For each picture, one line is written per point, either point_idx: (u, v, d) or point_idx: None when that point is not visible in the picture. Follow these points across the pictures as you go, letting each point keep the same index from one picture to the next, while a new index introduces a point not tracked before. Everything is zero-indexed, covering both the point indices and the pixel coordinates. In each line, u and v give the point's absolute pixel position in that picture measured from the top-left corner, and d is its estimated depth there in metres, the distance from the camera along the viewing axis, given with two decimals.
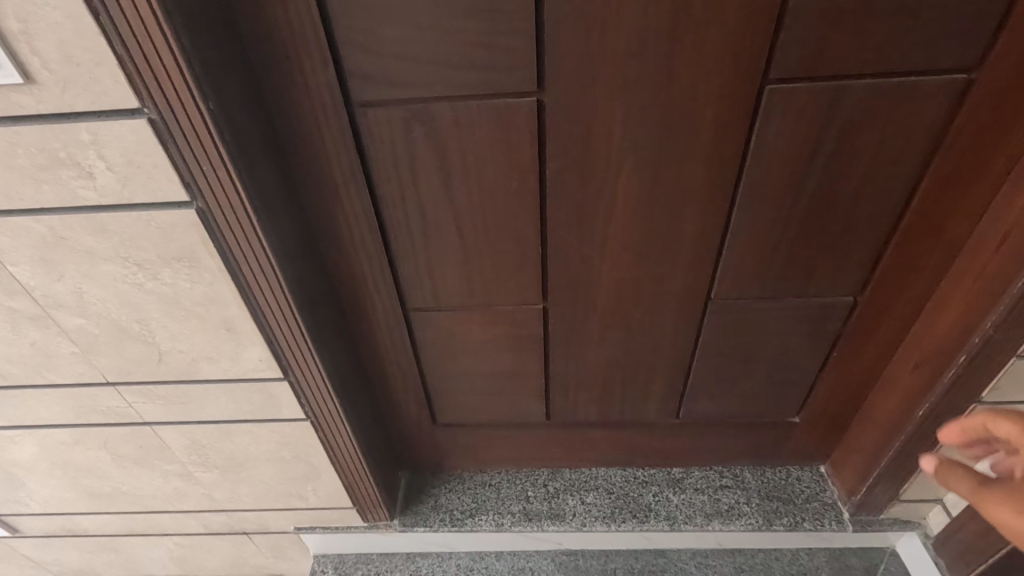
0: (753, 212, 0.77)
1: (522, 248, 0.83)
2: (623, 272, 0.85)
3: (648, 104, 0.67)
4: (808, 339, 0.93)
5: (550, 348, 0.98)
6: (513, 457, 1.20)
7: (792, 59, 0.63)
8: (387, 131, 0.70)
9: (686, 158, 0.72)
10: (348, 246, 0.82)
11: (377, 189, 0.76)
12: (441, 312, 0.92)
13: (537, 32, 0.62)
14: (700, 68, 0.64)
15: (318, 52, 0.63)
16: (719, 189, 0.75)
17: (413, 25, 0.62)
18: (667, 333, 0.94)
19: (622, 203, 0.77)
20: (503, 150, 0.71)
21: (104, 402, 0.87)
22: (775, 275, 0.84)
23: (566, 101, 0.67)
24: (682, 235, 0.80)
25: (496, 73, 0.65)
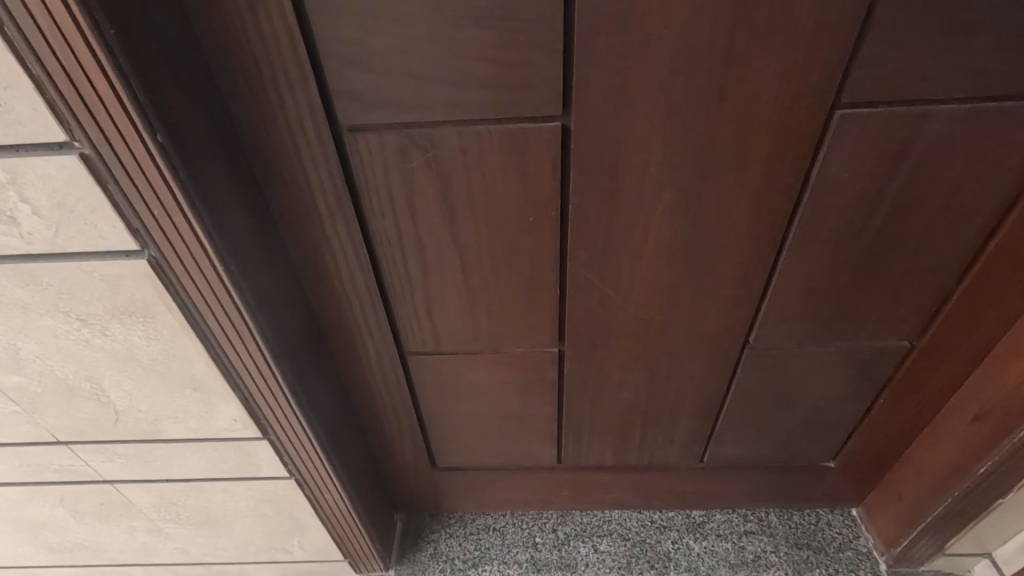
0: (805, 252, 0.66)
1: (537, 290, 0.72)
2: (651, 315, 0.74)
3: (692, 130, 0.56)
4: (854, 385, 0.83)
5: (564, 393, 0.87)
6: (519, 500, 1.09)
7: (871, 80, 0.52)
8: (380, 160, 0.59)
9: (734, 192, 0.61)
10: (335, 287, 0.71)
11: (369, 224, 0.65)
12: (442, 356, 0.81)
13: (564, 44, 0.51)
14: (759, 89, 0.53)
15: (295, 67, 0.52)
16: (770, 227, 0.64)
17: (411, 35, 0.50)
18: (696, 379, 0.84)
19: (655, 241, 0.66)
20: (517, 182, 0.60)
21: (56, 461, 0.76)
22: (824, 319, 0.74)
23: (595, 127, 0.56)
24: (722, 277, 0.69)
25: (511, 93, 0.54)
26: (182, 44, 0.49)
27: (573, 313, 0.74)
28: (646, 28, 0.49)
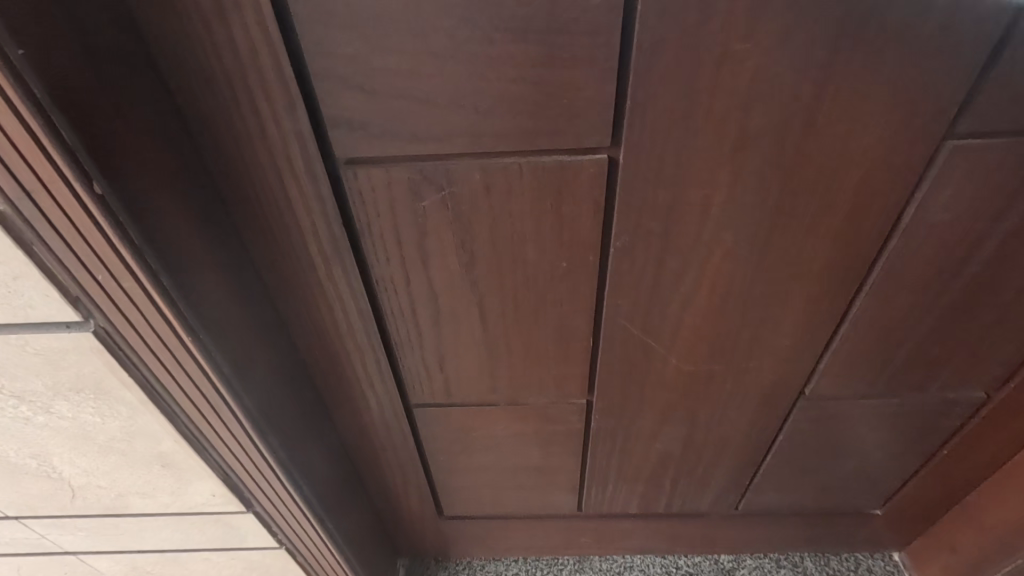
0: (884, 300, 0.57)
1: (567, 341, 0.61)
2: (697, 366, 0.65)
3: (768, 164, 0.46)
4: (916, 435, 0.74)
5: (591, 444, 0.77)
6: (533, 545, 1.00)
7: (998, 107, 0.42)
8: (384, 198, 0.48)
9: (810, 235, 0.51)
10: (331, 338, 0.61)
11: (371, 272, 0.54)
12: (453, 409, 0.71)
13: (620, 61, 0.40)
14: (856, 116, 0.43)
15: (279, 89, 0.41)
16: (847, 273, 0.54)
17: (426, 49, 0.39)
18: (740, 429, 0.74)
19: (709, 289, 0.56)
20: (552, 224, 0.50)
21: (8, 534, 0.65)
22: (893, 369, 0.64)
23: (650, 160, 0.46)
24: (782, 327, 0.60)
25: (549, 121, 0.43)
26: (128, 67, 0.38)
27: (607, 365, 0.64)
28: (725, 39, 0.39)
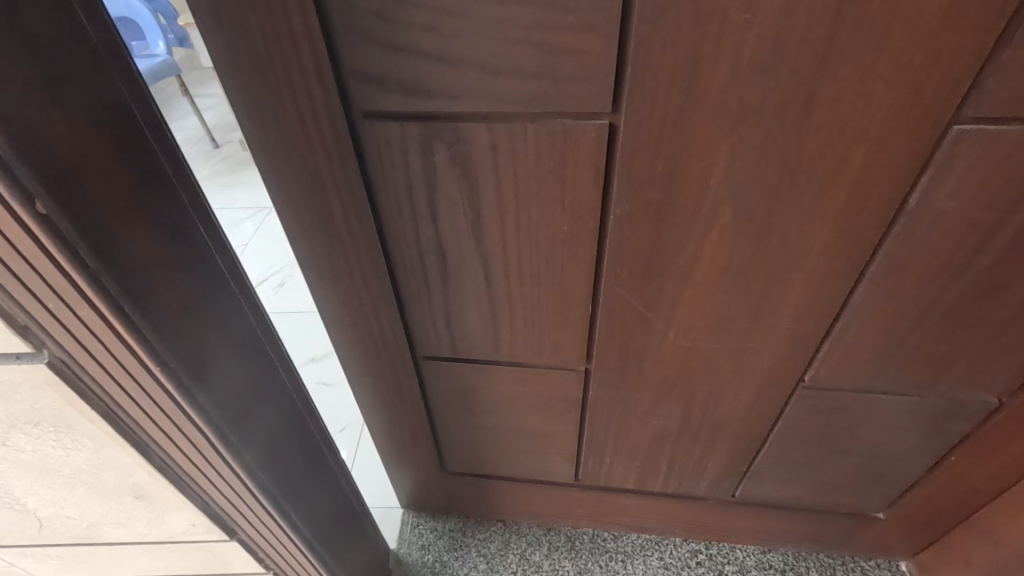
0: (887, 289, 0.56)
1: (565, 312, 0.64)
2: (694, 344, 0.65)
3: (769, 139, 0.46)
4: (921, 437, 0.73)
5: (589, 417, 0.79)
6: (534, 512, 1.03)
7: (1011, 89, 0.41)
8: (397, 154, 0.51)
9: (809, 214, 0.51)
10: (346, 283, 0.64)
11: (383, 225, 0.58)
12: (458, 366, 0.74)
13: (621, 25, 0.41)
14: (861, 91, 0.43)
15: (299, 39, 0.44)
16: (849, 257, 0.54)
17: (439, 10, 0.42)
18: (739, 414, 0.74)
19: (707, 265, 0.57)
20: (551, 189, 0.52)
21: None
22: (897, 364, 0.63)
23: (649, 127, 0.47)
24: (781, 310, 0.60)
25: (555, 85, 0.45)
26: (95, 71, 0.33)
27: (604, 337, 0.66)
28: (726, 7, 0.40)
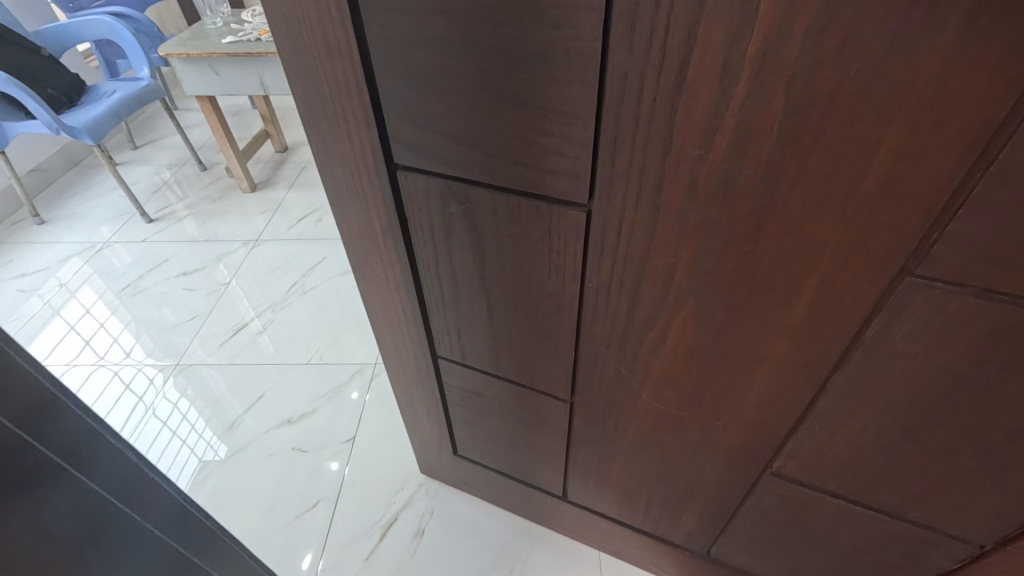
0: (847, 409, 0.57)
1: (550, 347, 0.73)
2: (667, 408, 0.70)
3: (724, 252, 0.51)
4: (897, 559, 0.70)
5: (572, 441, 0.88)
6: (529, 507, 1.14)
7: (960, 258, 0.41)
8: (423, 197, 0.64)
9: (767, 322, 0.54)
10: (385, 283, 0.79)
11: (414, 246, 0.71)
12: (466, 368, 0.87)
13: (595, 140, 0.49)
14: (809, 230, 0.46)
15: (361, 110, 0.58)
16: (809, 368, 0.56)
17: (456, 104, 0.53)
18: (710, 480, 0.78)
19: (677, 345, 0.62)
20: (536, 248, 0.61)
21: None
22: (864, 479, 0.63)
23: (620, 220, 0.54)
24: (744, 399, 0.63)
25: (543, 174, 0.54)
26: None
27: (586, 378, 0.74)
28: (683, 141, 0.45)
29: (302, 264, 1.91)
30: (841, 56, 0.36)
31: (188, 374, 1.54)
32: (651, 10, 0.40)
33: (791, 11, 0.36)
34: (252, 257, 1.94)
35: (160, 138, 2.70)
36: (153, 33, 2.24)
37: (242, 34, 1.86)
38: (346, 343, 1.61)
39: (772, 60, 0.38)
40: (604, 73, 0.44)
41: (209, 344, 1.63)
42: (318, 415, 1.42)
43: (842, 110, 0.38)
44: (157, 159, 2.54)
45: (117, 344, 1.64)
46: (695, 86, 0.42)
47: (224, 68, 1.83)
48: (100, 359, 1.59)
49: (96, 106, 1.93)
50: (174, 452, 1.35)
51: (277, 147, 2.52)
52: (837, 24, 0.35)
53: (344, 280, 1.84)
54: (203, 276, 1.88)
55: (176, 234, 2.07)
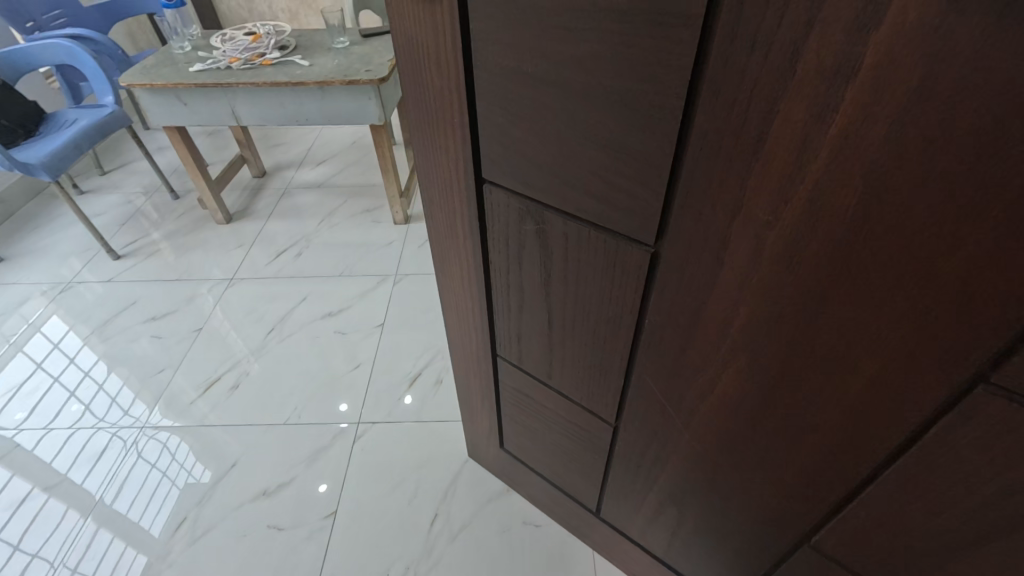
0: (898, 497, 0.55)
1: (602, 370, 0.82)
2: (702, 444, 0.76)
3: (785, 316, 0.53)
4: None
5: (611, 461, 0.99)
6: (566, 501, 1.26)
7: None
8: (505, 209, 0.73)
9: (822, 392, 0.55)
10: (459, 279, 0.92)
11: (489, 252, 0.81)
12: (521, 371, 1.00)
13: (667, 190, 0.54)
14: (872, 314, 0.46)
15: (461, 127, 0.67)
16: (860, 447, 0.55)
17: (540, 135, 0.60)
18: (745, 525, 0.80)
19: (726, 389, 0.65)
20: (600, 278, 0.69)
21: None
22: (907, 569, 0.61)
23: (682, 265, 0.58)
24: (791, 458, 0.64)
25: (614, 215, 0.60)
26: None
27: (632, 402, 0.82)
28: (755, 199, 0.48)
29: (281, 306, 2.02)
30: (927, 151, 0.36)
31: (172, 412, 1.72)
32: (737, 79, 0.42)
33: (866, 113, 0.38)
34: (226, 296, 2.07)
35: (129, 162, 2.81)
36: (117, 54, 2.32)
37: (210, 62, 1.89)
38: (331, 399, 1.71)
39: (852, 141, 0.39)
40: (681, 137, 0.49)
41: (192, 389, 1.77)
42: (294, 484, 1.51)
43: (917, 201, 0.39)
44: (126, 186, 2.64)
45: (94, 382, 1.82)
46: (772, 152, 0.44)
47: (193, 100, 1.89)
48: (75, 398, 1.78)
49: (61, 137, 2.05)
50: (159, 489, 1.53)
51: (255, 171, 2.62)
52: (922, 117, 0.35)
53: (323, 323, 1.94)
54: (166, 323, 2.00)
55: (146, 270, 2.21)
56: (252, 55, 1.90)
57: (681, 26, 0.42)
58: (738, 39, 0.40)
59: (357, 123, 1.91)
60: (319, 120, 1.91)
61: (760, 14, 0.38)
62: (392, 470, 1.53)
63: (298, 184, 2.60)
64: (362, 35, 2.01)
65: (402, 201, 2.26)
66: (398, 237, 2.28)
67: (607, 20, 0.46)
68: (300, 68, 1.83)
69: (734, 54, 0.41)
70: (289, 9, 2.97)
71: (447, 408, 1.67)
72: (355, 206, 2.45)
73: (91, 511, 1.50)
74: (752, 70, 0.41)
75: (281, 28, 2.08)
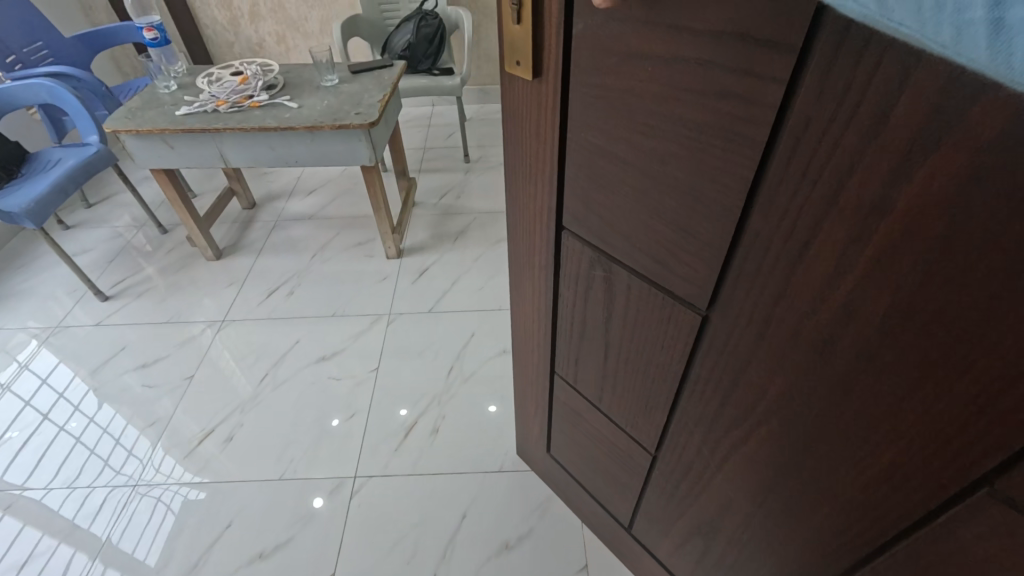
0: (917, 564, 0.63)
1: (649, 406, 0.96)
2: (736, 485, 0.86)
3: (821, 393, 0.62)
4: None
5: (647, 485, 1.11)
6: (598, 520, 1.36)
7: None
8: (577, 255, 0.88)
9: (849, 462, 0.64)
10: (528, 298, 1.08)
11: (559, 283, 0.97)
12: (574, 388, 1.14)
13: (720, 273, 0.65)
14: (896, 410, 0.55)
15: (550, 182, 0.82)
16: (881, 513, 0.64)
17: (611, 202, 0.74)
18: (769, 560, 0.88)
19: (762, 439, 0.75)
20: (654, 324, 0.81)
21: None
22: None
23: (730, 330, 0.69)
24: (815, 511, 0.73)
25: (675, 279, 0.72)
26: None
27: (675, 436, 0.93)
28: (799, 290, 0.57)
29: (271, 352, 1.93)
30: (945, 286, 0.44)
31: (173, 443, 1.70)
32: (788, 194, 0.52)
33: (893, 254, 0.47)
34: (222, 336, 2.01)
35: (112, 195, 2.77)
36: (101, 91, 2.22)
37: (196, 103, 1.79)
38: (320, 450, 1.63)
39: (885, 264, 0.48)
40: (737, 234, 0.60)
41: (197, 427, 1.73)
42: (291, 547, 1.42)
43: (935, 322, 0.47)
44: (115, 220, 2.60)
45: (93, 424, 1.78)
46: (815, 259, 0.53)
47: (180, 142, 1.77)
48: (77, 439, 1.74)
49: (43, 180, 1.98)
50: (154, 516, 1.52)
51: (244, 204, 2.58)
52: (944, 260, 0.43)
53: (320, 368, 1.87)
54: (159, 370, 1.92)
55: (136, 313, 2.14)
56: (239, 97, 1.80)
57: (746, 146, 0.52)
58: (791, 167, 0.50)
59: (346, 164, 1.81)
60: (308, 162, 1.81)
61: (809, 155, 0.48)
62: (388, 524, 1.45)
63: (287, 219, 2.54)
64: (351, 72, 1.95)
65: (395, 237, 2.20)
66: (391, 272, 2.22)
67: (686, 128, 0.57)
68: (288, 111, 1.74)
69: (788, 177, 0.51)
70: (277, 32, 2.93)
71: (444, 462, 1.58)
72: (347, 239, 2.40)
73: (99, 551, 1.46)
74: (803, 192, 0.50)
75: (268, 66, 2.01)
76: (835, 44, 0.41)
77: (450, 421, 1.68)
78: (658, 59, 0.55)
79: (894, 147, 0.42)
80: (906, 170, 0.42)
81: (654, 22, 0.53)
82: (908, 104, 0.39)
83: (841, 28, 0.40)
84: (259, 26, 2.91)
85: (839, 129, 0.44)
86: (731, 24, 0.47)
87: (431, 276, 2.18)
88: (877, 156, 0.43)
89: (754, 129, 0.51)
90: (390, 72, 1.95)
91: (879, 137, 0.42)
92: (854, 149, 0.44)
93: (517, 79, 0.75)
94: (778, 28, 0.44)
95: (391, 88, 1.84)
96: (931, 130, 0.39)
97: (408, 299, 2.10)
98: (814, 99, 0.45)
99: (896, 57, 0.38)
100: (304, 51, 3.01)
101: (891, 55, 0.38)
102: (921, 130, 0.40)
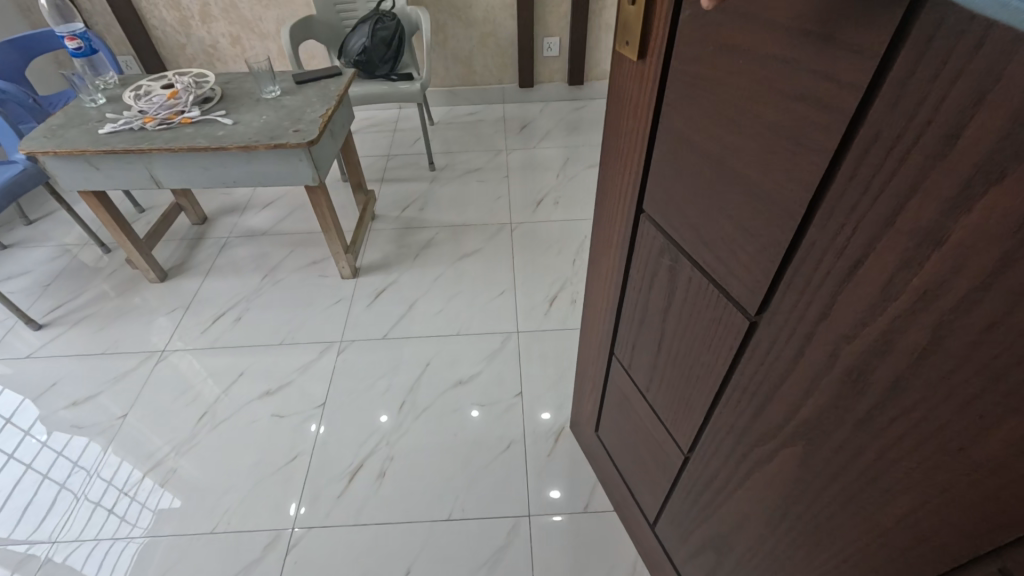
0: None
1: (688, 405, 0.88)
2: (753, 508, 0.78)
3: (838, 428, 0.56)
4: None
5: (674, 487, 1.04)
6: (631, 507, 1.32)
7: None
8: (649, 242, 0.83)
9: (852, 506, 0.57)
10: (599, 270, 1.06)
11: (629, 267, 0.93)
12: (626, 375, 1.09)
13: (770, 285, 0.60)
14: (906, 460, 0.48)
15: (638, 166, 0.78)
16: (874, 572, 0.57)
17: (686, 193, 0.69)
18: None
19: (780, 466, 0.68)
20: (704, 322, 0.75)
21: None
22: None
23: (769, 346, 0.63)
24: (817, 555, 0.66)
25: (729, 275, 0.66)
26: None
27: (707, 442, 0.86)
28: (842, 312, 0.51)
29: (223, 379, 1.84)
30: (987, 333, 0.38)
31: (130, 454, 1.65)
32: (847, 208, 0.46)
33: (940, 288, 0.40)
34: (165, 367, 1.90)
35: (56, 212, 2.61)
36: (29, 103, 2.01)
37: (121, 121, 1.66)
38: (290, 476, 1.57)
39: (929, 298, 0.41)
40: (792, 244, 0.54)
41: (167, 444, 1.67)
42: None
43: (966, 371, 0.40)
44: (60, 237, 2.46)
45: (47, 447, 1.68)
46: (863, 281, 0.47)
47: (105, 164, 1.65)
48: (29, 465, 1.64)
49: None
50: (109, 540, 1.46)
51: (194, 219, 2.45)
52: (988, 304, 0.37)
53: (259, 406, 1.76)
54: (89, 411, 1.78)
55: (71, 344, 2.00)
56: (169, 113, 1.68)
57: (814, 152, 0.48)
58: (855, 179, 0.45)
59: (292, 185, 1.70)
60: (251, 182, 1.70)
61: (874, 169, 0.43)
62: None
63: (238, 236, 2.41)
64: (296, 81, 1.83)
65: (348, 257, 2.09)
66: (348, 293, 2.12)
67: (764, 126, 0.52)
68: (223, 128, 1.63)
69: (851, 190, 0.45)
70: (231, 34, 2.79)
71: (394, 500, 1.51)
72: (296, 262, 2.27)
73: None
74: (861, 209, 0.45)
75: (202, 78, 1.87)
76: (918, 55, 0.37)
77: (398, 464, 1.59)
78: (749, 54, 0.51)
79: (959, 169, 0.36)
80: (965, 199, 0.36)
81: (753, 15, 0.49)
82: (980, 123, 0.34)
83: (929, 30, 0.35)
84: (211, 27, 2.76)
85: (910, 144, 0.39)
86: (817, 22, 0.43)
87: (390, 299, 2.08)
88: (940, 179, 0.38)
89: (825, 136, 0.46)
90: (338, 81, 1.85)
91: (948, 158, 0.37)
92: (919, 169, 0.39)
93: (624, 58, 0.73)
94: (863, 33, 0.39)
95: (337, 99, 1.73)
96: (998, 157, 0.34)
97: (361, 325, 1.99)
98: (887, 109, 0.40)
99: (978, 70, 0.33)
100: (261, 54, 2.88)
101: (977, 62, 0.33)
102: (990, 155, 0.34)
